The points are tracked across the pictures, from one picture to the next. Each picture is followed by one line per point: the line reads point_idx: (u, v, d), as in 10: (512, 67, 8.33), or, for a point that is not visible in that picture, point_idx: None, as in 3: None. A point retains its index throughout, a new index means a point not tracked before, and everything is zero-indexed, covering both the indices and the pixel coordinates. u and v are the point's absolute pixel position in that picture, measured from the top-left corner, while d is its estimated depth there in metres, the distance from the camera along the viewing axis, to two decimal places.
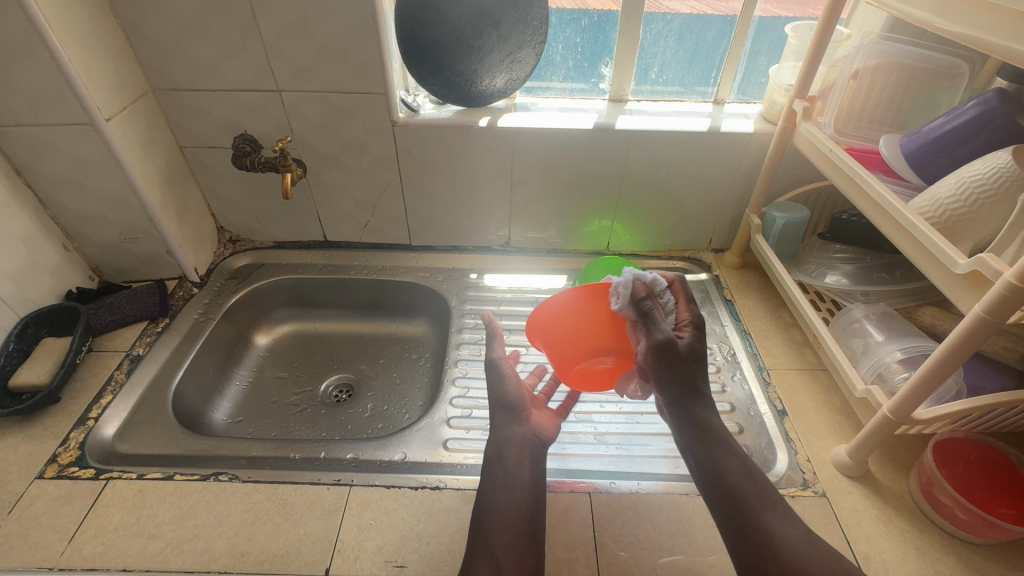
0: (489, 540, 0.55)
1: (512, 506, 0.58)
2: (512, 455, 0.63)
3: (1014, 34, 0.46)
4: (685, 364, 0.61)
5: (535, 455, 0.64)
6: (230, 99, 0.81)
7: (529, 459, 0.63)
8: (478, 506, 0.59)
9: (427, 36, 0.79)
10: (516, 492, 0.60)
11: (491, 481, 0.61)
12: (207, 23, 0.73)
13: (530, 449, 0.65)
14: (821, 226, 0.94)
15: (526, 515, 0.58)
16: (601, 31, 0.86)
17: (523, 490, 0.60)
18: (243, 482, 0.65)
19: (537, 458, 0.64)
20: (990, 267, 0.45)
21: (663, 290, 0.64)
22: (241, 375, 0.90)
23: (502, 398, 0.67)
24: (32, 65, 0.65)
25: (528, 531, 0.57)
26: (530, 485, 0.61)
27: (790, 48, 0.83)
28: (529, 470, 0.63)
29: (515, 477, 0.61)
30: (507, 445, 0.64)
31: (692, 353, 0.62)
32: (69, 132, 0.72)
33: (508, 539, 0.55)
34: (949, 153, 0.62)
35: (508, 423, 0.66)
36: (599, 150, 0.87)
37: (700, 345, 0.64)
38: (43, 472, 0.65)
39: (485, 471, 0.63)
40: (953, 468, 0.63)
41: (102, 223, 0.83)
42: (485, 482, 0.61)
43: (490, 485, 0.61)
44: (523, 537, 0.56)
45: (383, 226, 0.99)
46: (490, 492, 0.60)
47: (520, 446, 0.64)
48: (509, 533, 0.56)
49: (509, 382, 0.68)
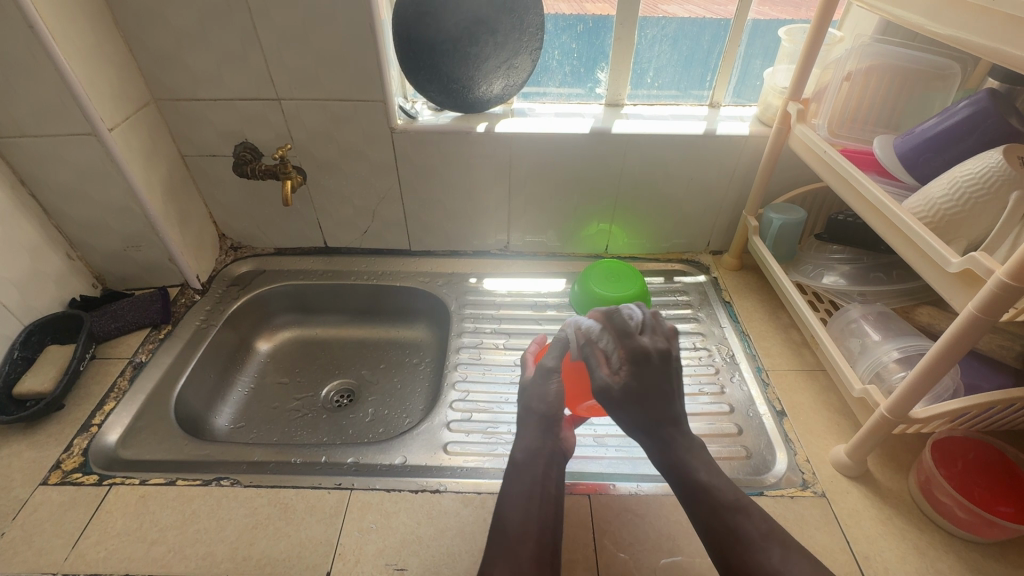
0: (515, 544, 0.53)
1: (536, 516, 0.56)
2: (541, 466, 0.61)
3: (1003, 36, 0.46)
4: (630, 407, 0.58)
5: (560, 469, 0.62)
6: (231, 109, 0.82)
7: (557, 472, 0.62)
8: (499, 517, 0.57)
9: (424, 43, 0.79)
10: (542, 502, 0.58)
11: (517, 490, 0.59)
12: (208, 33, 0.74)
13: (556, 465, 0.62)
14: (817, 227, 0.94)
15: (551, 524, 0.56)
16: (596, 37, 0.87)
17: (548, 501, 0.58)
18: (244, 486, 0.65)
19: (561, 471, 0.63)
20: (981, 265, 0.46)
21: (594, 335, 0.62)
22: (243, 381, 0.91)
23: (546, 407, 0.65)
24: (36, 77, 0.67)
25: (550, 539, 0.55)
26: (555, 496, 0.59)
27: (784, 50, 0.85)
28: (555, 480, 0.61)
29: (545, 486, 0.59)
30: (535, 458, 0.62)
31: (637, 393, 0.58)
32: (72, 143, 0.73)
33: (533, 545, 0.53)
34: (941, 154, 0.62)
35: (543, 435, 0.64)
36: (596, 154, 0.87)
37: (647, 376, 0.58)
38: (47, 478, 0.66)
39: (511, 480, 0.61)
40: (951, 467, 0.63)
41: (105, 231, 0.84)
42: (511, 491, 0.59)
43: (514, 494, 0.59)
44: (546, 544, 0.54)
45: (383, 232, 1.00)
46: (518, 500, 0.58)
47: (546, 460, 0.62)
48: (532, 546, 0.53)
49: (550, 394, 0.67)
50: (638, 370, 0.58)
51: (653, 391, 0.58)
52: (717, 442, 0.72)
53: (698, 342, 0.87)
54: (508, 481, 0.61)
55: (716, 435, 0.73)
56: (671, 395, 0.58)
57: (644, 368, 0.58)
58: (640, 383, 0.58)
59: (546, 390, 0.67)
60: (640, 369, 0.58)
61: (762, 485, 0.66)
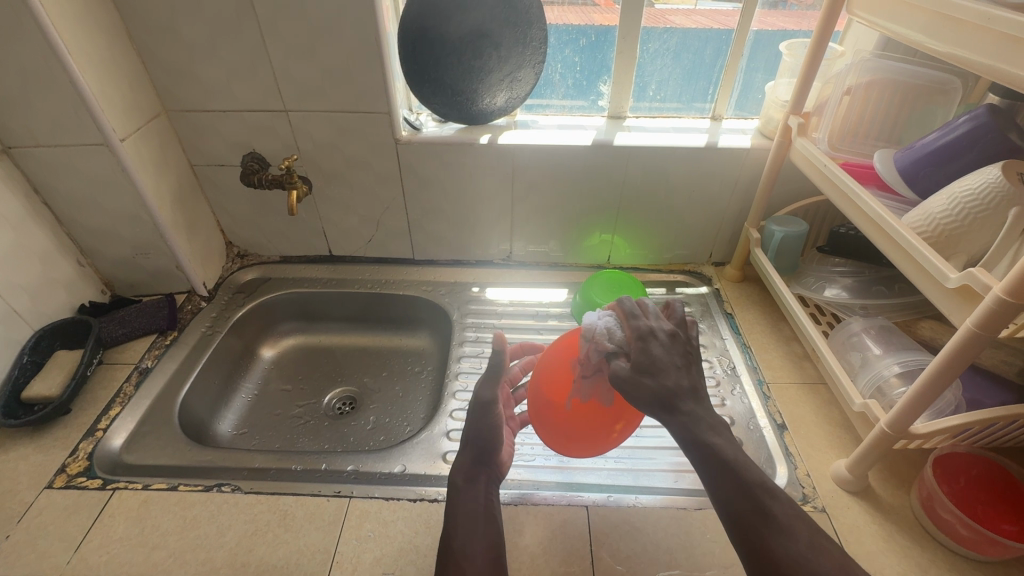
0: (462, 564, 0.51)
1: (483, 533, 0.55)
2: (482, 494, 0.60)
3: (999, 54, 0.47)
4: (640, 382, 0.49)
5: (495, 491, 0.62)
6: (240, 120, 0.84)
7: (494, 495, 0.61)
8: (444, 538, 0.55)
9: (429, 57, 0.81)
10: (483, 519, 0.57)
11: (461, 506, 0.58)
12: (219, 48, 0.76)
13: (491, 487, 0.62)
14: (820, 239, 0.94)
15: (494, 540, 0.55)
16: (598, 50, 0.88)
17: (491, 519, 0.58)
18: (245, 493, 0.66)
19: (495, 494, 0.62)
20: (979, 281, 0.45)
21: (657, 321, 0.54)
22: (247, 387, 0.92)
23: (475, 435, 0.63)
24: (53, 89, 0.69)
25: (495, 557, 0.53)
26: (495, 516, 0.59)
27: (785, 65, 0.85)
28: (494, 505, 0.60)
29: (485, 505, 0.59)
30: (473, 483, 0.61)
31: (648, 374, 0.50)
32: (84, 152, 0.75)
33: (482, 556, 0.53)
34: (941, 168, 0.62)
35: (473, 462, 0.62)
36: (597, 165, 0.88)
37: (665, 347, 0.51)
38: (52, 482, 0.67)
39: (454, 499, 0.59)
40: (953, 483, 0.63)
41: (115, 239, 0.86)
42: (456, 507, 0.58)
43: (460, 515, 0.57)
44: (490, 561, 0.53)
45: (387, 241, 1.01)
46: (461, 515, 0.57)
47: (485, 484, 0.61)
48: (480, 556, 0.53)
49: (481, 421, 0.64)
50: (650, 349, 0.51)
51: (672, 366, 0.50)
52: None
53: None
54: (449, 504, 0.59)
55: None
56: (670, 363, 0.50)
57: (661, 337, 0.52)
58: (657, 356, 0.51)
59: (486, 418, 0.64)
60: (665, 342, 0.51)
61: None
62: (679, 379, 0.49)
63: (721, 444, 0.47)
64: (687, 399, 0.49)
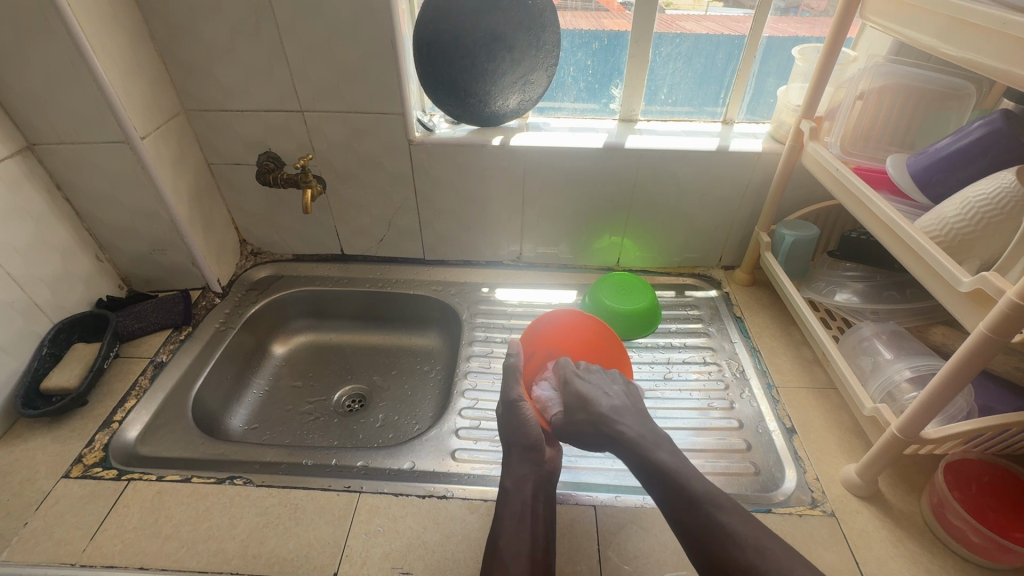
0: (507, 564, 0.55)
1: (528, 538, 0.58)
2: (529, 490, 0.62)
3: (1013, 60, 0.47)
4: (581, 418, 0.65)
5: (547, 488, 0.64)
6: (257, 119, 0.86)
7: (546, 495, 0.63)
8: (492, 536, 0.59)
9: (443, 59, 0.82)
10: (531, 523, 0.60)
11: (508, 508, 0.61)
12: (237, 49, 0.78)
13: (544, 487, 0.64)
14: (830, 243, 0.94)
15: (541, 545, 0.58)
16: (610, 54, 0.89)
17: (538, 521, 0.60)
18: (256, 486, 0.67)
19: (549, 492, 0.64)
20: (992, 284, 0.46)
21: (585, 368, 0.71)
22: (258, 383, 0.93)
23: (513, 436, 0.67)
24: (77, 88, 0.71)
25: (542, 557, 0.57)
26: (543, 514, 0.61)
27: (798, 69, 0.85)
28: (543, 499, 0.63)
29: (533, 505, 0.61)
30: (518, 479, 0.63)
31: (582, 406, 0.65)
32: (105, 150, 0.77)
33: (525, 562, 0.56)
34: (955, 173, 0.62)
35: (526, 460, 0.65)
36: (608, 168, 0.89)
37: (595, 385, 0.68)
38: (69, 472, 0.68)
39: (501, 500, 0.62)
40: (965, 490, 0.62)
41: (134, 235, 0.87)
42: (504, 510, 0.61)
43: (508, 516, 0.60)
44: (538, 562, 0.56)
45: (398, 241, 1.02)
46: (508, 519, 0.59)
47: (534, 482, 0.63)
48: (525, 559, 0.56)
49: (528, 422, 0.68)
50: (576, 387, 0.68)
51: (598, 398, 0.66)
52: (725, 458, 0.71)
53: (707, 357, 0.87)
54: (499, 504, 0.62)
55: (724, 450, 0.72)
56: (596, 394, 0.66)
57: (592, 377, 0.69)
58: (588, 392, 0.66)
59: (524, 417, 0.68)
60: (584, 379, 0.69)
61: (770, 502, 0.66)
62: (609, 407, 0.64)
63: (660, 458, 0.58)
64: (622, 427, 0.62)
